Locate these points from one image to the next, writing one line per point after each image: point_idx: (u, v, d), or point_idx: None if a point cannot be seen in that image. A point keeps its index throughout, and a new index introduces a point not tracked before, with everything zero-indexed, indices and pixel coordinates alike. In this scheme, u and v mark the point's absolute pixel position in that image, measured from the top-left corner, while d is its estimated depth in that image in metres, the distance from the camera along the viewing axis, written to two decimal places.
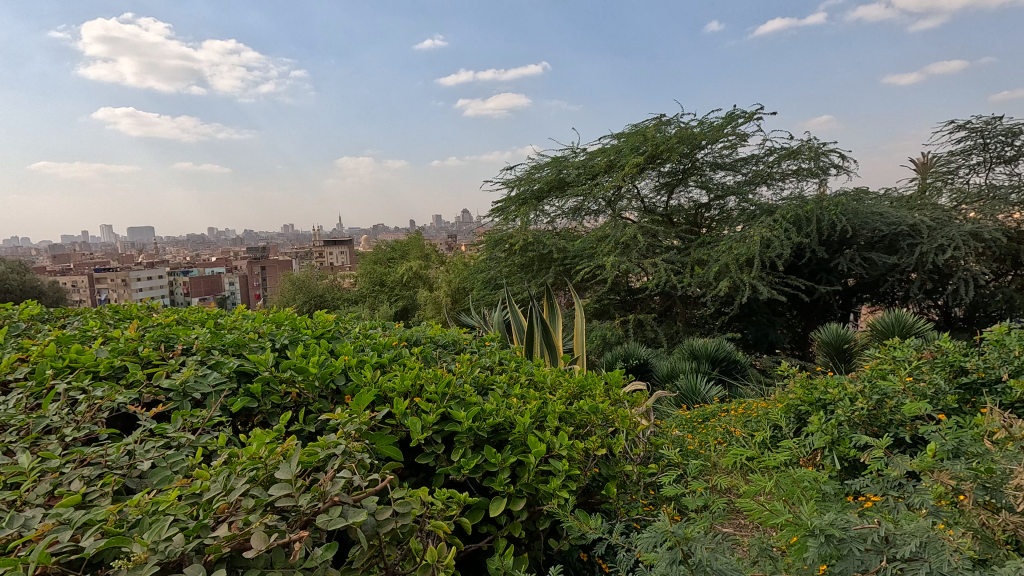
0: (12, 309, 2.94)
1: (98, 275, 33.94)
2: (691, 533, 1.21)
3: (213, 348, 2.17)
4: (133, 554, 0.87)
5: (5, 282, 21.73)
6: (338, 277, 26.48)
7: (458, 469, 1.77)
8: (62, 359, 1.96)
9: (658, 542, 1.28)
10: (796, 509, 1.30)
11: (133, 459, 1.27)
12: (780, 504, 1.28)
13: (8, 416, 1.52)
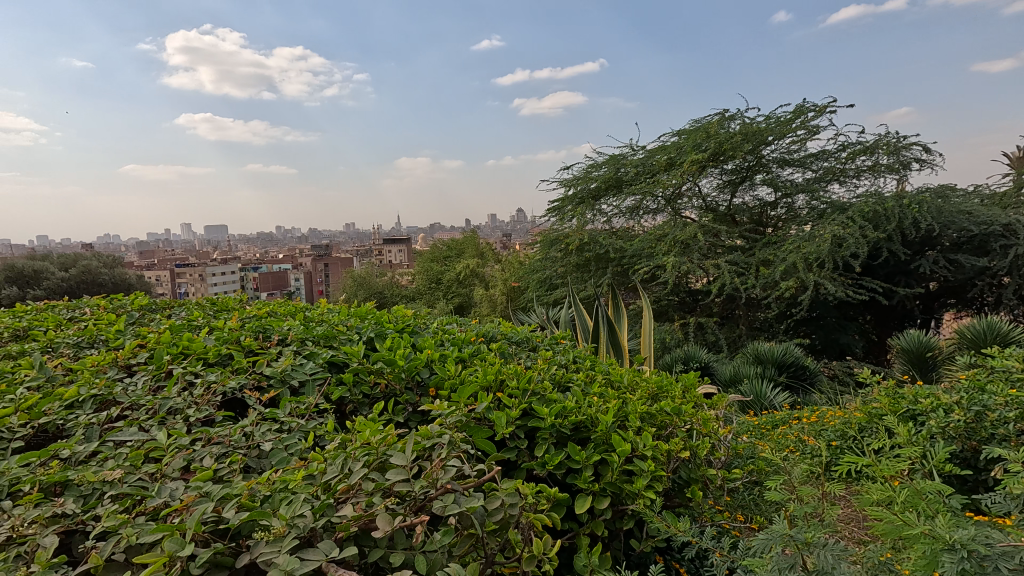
0: (120, 300, 3.21)
1: (178, 271, 36.41)
2: (813, 538, 1.16)
3: (306, 339, 2.28)
4: (273, 528, 0.94)
5: (98, 277, 23.82)
6: (396, 275, 27.25)
7: (543, 465, 1.77)
8: (176, 345, 2.12)
9: (772, 546, 1.24)
10: (929, 521, 1.23)
11: (253, 440, 1.36)
12: (911, 515, 1.22)
13: (138, 396, 1.66)
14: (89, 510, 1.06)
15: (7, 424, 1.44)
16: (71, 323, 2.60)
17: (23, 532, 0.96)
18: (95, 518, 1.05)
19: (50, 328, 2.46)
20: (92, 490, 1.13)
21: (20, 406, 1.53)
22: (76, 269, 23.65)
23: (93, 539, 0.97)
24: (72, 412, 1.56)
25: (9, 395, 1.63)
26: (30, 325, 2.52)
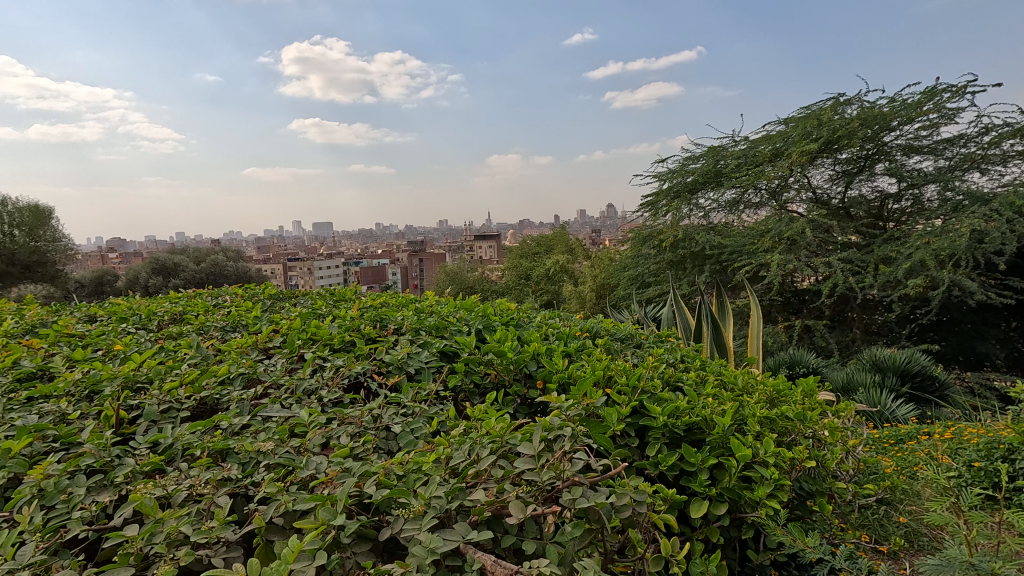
0: (251, 290, 3.53)
1: (290, 265, 39.63)
2: (1000, 568, 1.12)
3: (419, 329, 2.38)
4: (413, 506, 0.98)
5: (223, 270, 26.54)
6: (486, 270, 27.82)
7: (656, 465, 1.71)
8: (305, 332, 2.30)
9: (945, 570, 1.20)
10: None
11: (382, 422, 1.44)
12: None
13: (278, 376, 1.81)
14: (249, 476, 1.17)
15: (176, 395, 1.63)
16: (216, 309, 2.91)
17: (200, 491, 1.08)
18: (254, 484, 1.15)
19: (200, 313, 2.76)
20: (249, 459, 1.25)
21: (185, 380, 1.72)
22: (206, 263, 26.54)
23: (255, 503, 1.08)
24: (226, 387, 1.73)
25: (174, 371, 1.85)
26: (183, 310, 2.84)
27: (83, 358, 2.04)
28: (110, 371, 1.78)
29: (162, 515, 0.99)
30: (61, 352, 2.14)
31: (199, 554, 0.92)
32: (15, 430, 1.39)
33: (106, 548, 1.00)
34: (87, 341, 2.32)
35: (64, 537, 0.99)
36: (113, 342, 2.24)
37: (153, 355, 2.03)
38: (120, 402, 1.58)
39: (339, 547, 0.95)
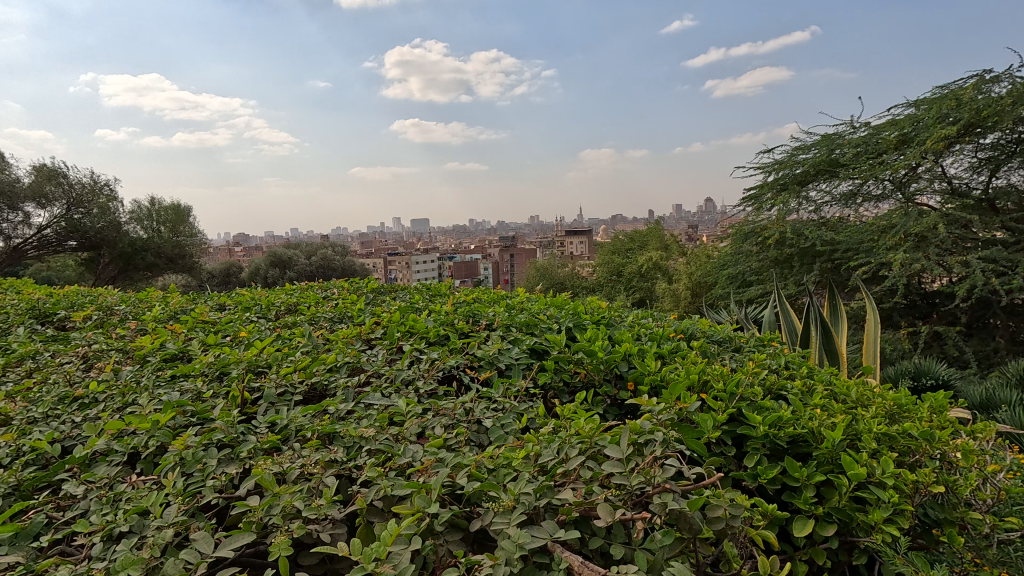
0: (355, 284, 3.77)
1: (390, 259, 41.80)
2: None
3: (510, 325, 2.42)
4: (503, 500, 1.01)
5: (330, 264, 28.52)
6: (576, 266, 27.60)
7: (754, 477, 1.61)
8: (403, 325, 2.42)
9: None
10: None
11: (474, 416, 1.49)
12: None
13: (379, 365, 1.93)
14: (352, 459, 1.26)
15: (290, 380, 1.79)
16: (326, 301, 3.14)
17: (310, 470, 1.18)
18: (357, 467, 1.24)
19: (311, 304, 3.00)
20: (353, 443, 1.34)
21: (298, 367, 1.88)
22: (316, 257, 28.71)
23: (358, 485, 1.16)
24: (333, 374, 1.87)
25: (290, 358, 2.03)
26: (297, 302, 3.10)
27: (215, 342, 2.30)
28: (237, 355, 1.99)
29: (278, 490, 1.09)
30: (198, 336, 2.42)
31: (309, 528, 1.00)
32: (162, 404, 1.60)
33: (232, 515, 1.12)
34: (218, 328, 2.60)
35: (199, 502, 1.12)
36: (239, 329, 2.49)
37: (272, 342, 2.23)
38: (245, 383, 1.75)
39: (433, 533, 0.99)
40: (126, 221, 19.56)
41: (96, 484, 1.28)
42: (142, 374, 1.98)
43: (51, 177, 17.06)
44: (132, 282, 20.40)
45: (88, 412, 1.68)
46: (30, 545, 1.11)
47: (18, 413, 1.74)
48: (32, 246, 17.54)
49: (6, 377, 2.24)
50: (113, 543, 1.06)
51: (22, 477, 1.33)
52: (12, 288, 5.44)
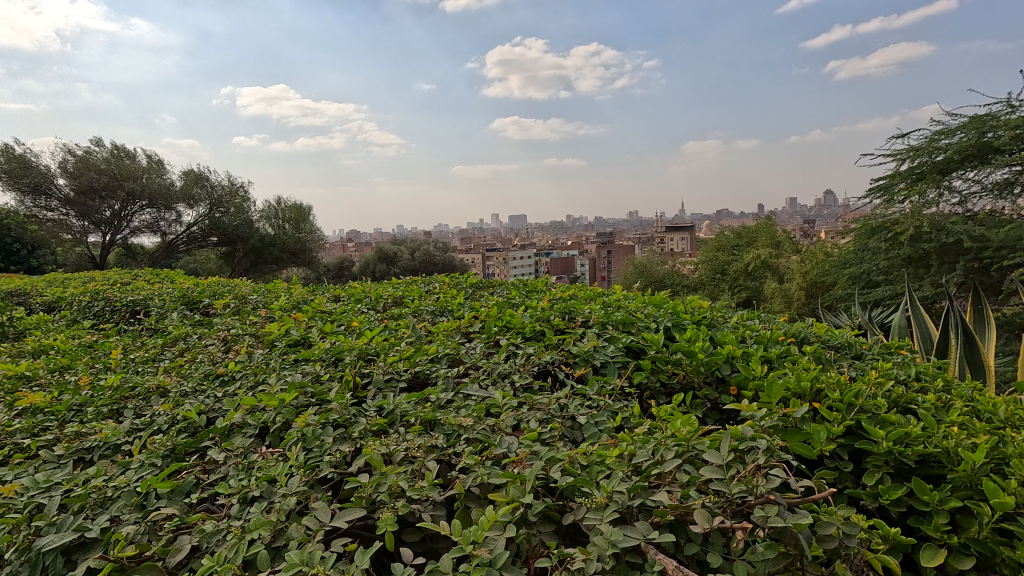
0: (456, 279, 3.92)
1: (488, 255, 42.76)
2: None
3: (606, 322, 2.40)
4: (596, 497, 1.02)
5: (432, 259, 29.83)
6: (677, 263, 26.60)
7: (874, 496, 1.47)
8: (500, 320, 2.49)
9: None
10: None
11: (568, 411, 1.50)
12: None
13: (477, 358, 2.00)
14: (451, 446, 1.32)
15: (396, 368, 1.91)
16: (429, 295, 3.31)
17: (413, 453, 1.26)
18: (455, 454, 1.30)
19: (415, 297, 3.17)
20: (453, 431, 1.41)
21: (403, 356, 2.01)
22: (420, 253, 30.17)
23: (456, 471, 1.21)
24: (434, 365, 1.97)
25: (395, 347, 2.16)
26: (402, 295, 3.29)
27: (331, 331, 2.51)
28: (350, 344, 2.16)
29: (386, 470, 1.17)
30: (316, 325, 2.66)
31: (413, 507, 1.07)
32: (287, 385, 1.78)
33: (345, 489, 1.22)
34: (333, 317, 2.83)
35: (317, 475, 1.24)
36: (351, 319, 2.70)
37: (380, 332, 2.39)
38: (356, 369, 1.90)
39: (527, 523, 1.02)
40: (257, 219, 21.81)
41: (233, 452, 1.46)
42: (270, 357, 2.22)
43: (198, 180, 19.44)
44: (262, 274, 22.69)
45: (227, 389, 1.92)
46: (183, 500, 1.29)
47: (173, 386, 2.02)
48: (183, 242, 20.12)
49: (164, 355, 2.61)
50: (247, 505, 1.20)
51: (177, 441, 1.55)
52: (169, 278, 6.29)
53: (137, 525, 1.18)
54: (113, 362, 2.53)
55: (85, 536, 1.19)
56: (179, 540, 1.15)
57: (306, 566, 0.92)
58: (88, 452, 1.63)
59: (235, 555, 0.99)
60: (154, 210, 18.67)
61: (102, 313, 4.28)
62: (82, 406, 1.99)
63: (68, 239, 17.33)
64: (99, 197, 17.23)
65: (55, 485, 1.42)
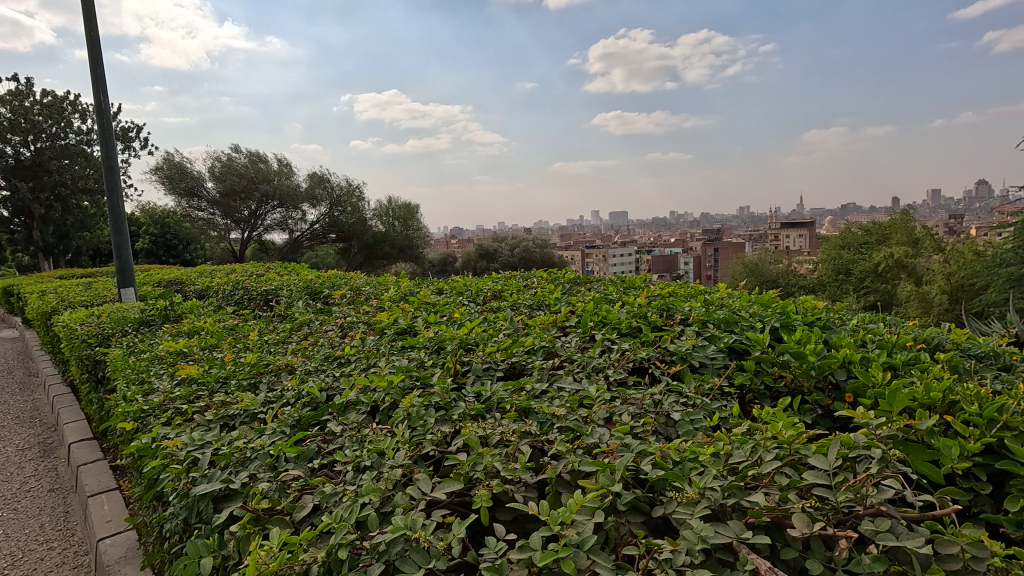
0: (553, 274, 3.97)
1: (588, 252, 42.32)
2: None
3: (707, 320, 2.31)
4: (687, 492, 1.01)
5: (532, 255, 30.26)
6: (793, 262, 24.76)
7: (1018, 525, 1.28)
8: (596, 315, 2.49)
9: None
10: None
11: (662, 408, 1.48)
12: None
13: (571, 352, 2.03)
14: (544, 434, 1.37)
15: (494, 358, 1.99)
16: (527, 289, 3.39)
17: (508, 437, 1.32)
18: (548, 441, 1.34)
19: (513, 291, 3.26)
20: (546, 419, 1.45)
21: (501, 347, 2.08)
22: (520, 250, 30.63)
23: (548, 457, 1.26)
24: (530, 356, 2.02)
25: (493, 338, 2.25)
26: (501, 288, 3.39)
27: (434, 321, 2.66)
28: (452, 333, 2.29)
29: (482, 450, 1.25)
30: (422, 315, 2.83)
31: (506, 487, 1.13)
32: (395, 368, 1.93)
33: (445, 466, 1.31)
34: (437, 308, 3.00)
35: (420, 451, 1.35)
36: (453, 311, 2.84)
37: (479, 323, 2.50)
38: (457, 357, 2.01)
39: (616, 511, 1.04)
40: (370, 217, 23.37)
41: (348, 425, 1.61)
42: (380, 343, 2.40)
43: (320, 182, 21.22)
44: (373, 269, 24.28)
45: (344, 369, 2.12)
46: (307, 464, 1.45)
47: (299, 365, 2.26)
48: (307, 238, 21.95)
49: (292, 338, 2.92)
50: (360, 473, 1.33)
51: (303, 413, 1.74)
52: (296, 270, 6.96)
53: (270, 482, 1.36)
54: (251, 343, 2.88)
55: (230, 488, 1.38)
56: (303, 499, 1.30)
57: (409, 530, 1.01)
58: (231, 418, 1.89)
59: (349, 514, 1.11)
60: (283, 209, 20.59)
61: (241, 301, 4.85)
62: (226, 378, 2.30)
63: (214, 235, 19.94)
64: (240, 199, 19.48)
65: (207, 444, 1.67)
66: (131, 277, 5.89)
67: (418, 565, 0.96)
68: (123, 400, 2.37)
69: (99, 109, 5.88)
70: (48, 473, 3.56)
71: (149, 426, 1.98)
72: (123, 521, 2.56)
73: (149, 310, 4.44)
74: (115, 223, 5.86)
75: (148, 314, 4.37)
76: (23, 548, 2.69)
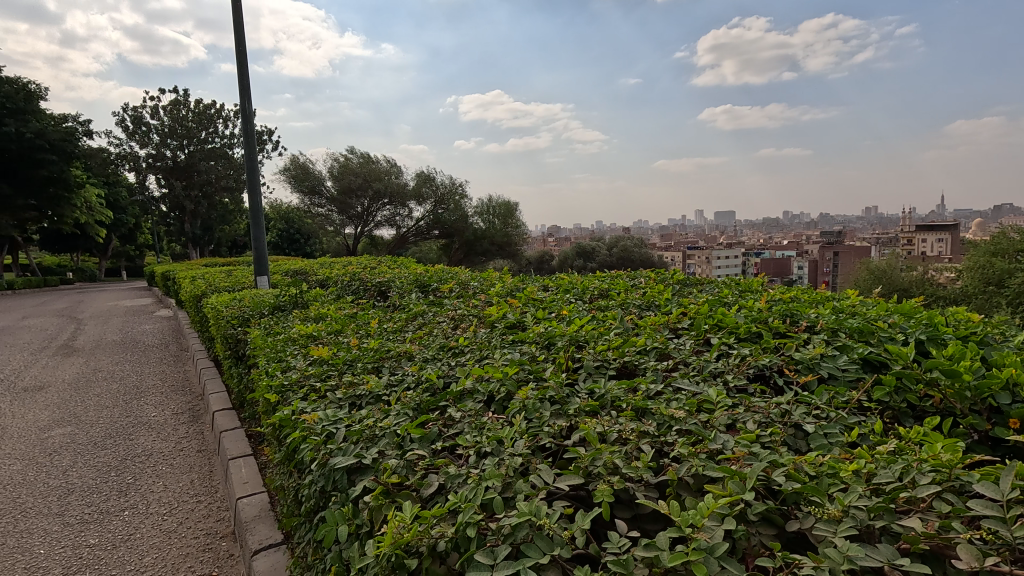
0: (662, 275, 3.86)
1: (690, 253, 40.35)
2: None
3: (837, 329, 2.14)
4: (828, 508, 0.96)
5: (631, 255, 29.60)
6: (931, 269, 22.06)
7: None
8: (711, 317, 2.40)
9: None
10: None
11: (791, 419, 1.40)
12: None
13: (685, 355, 1.97)
14: (663, 435, 1.34)
15: (605, 356, 1.99)
16: (635, 289, 3.33)
17: (627, 436, 1.31)
18: (668, 444, 1.32)
19: (621, 291, 3.21)
20: (664, 421, 1.42)
21: (612, 346, 2.07)
22: (618, 250, 30.07)
23: (669, 458, 1.24)
24: (642, 357, 1.99)
25: (604, 337, 2.25)
26: (608, 288, 3.36)
27: (543, 317, 2.70)
28: (562, 330, 2.31)
29: (601, 446, 1.25)
30: (530, 311, 2.88)
31: (628, 485, 1.13)
32: (508, 361, 1.99)
33: (563, 459, 1.33)
34: (545, 305, 3.04)
35: (538, 442, 1.38)
36: (561, 308, 2.86)
37: (589, 321, 2.50)
38: (568, 353, 2.03)
39: (747, 521, 1.00)
40: (471, 214, 24.15)
41: (466, 413, 1.69)
42: (492, 336, 2.48)
43: (426, 181, 22.26)
44: (473, 265, 25.06)
45: (459, 359, 2.22)
46: (430, 445, 1.54)
47: (417, 353, 2.41)
48: (413, 234, 23.11)
49: (408, 327, 3.10)
50: (481, 458, 1.39)
51: (423, 398, 1.84)
52: (405, 264, 7.35)
53: (398, 460, 1.46)
54: (372, 330, 3.09)
55: (362, 461, 1.49)
56: (429, 477, 1.39)
57: (534, 517, 1.05)
58: (358, 398, 2.05)
59: (474, 495, 1.16)
60: (392, 206, 21.78)
61: (358, 291, 5.22)
62: (352, 361, 2.49)
63: (332, 230, 21.91)
64: (355, 196, 20.98)
65: (339, 420, 1.82)
66: (265, 265, 6.53)
67: (543, 551, 0.99)
68: (265, 375, 2.64)
69: (244, 114, 6.58)
70: (196, 436, 4.07)
71: (288, 401, 2.19)
72: (257, 484, 2.87)
73: (281, 296, 4.91)
74: (254, 217, 6.54)
75: (281, 299, 4.83)
76: (178, 499, 3.10)
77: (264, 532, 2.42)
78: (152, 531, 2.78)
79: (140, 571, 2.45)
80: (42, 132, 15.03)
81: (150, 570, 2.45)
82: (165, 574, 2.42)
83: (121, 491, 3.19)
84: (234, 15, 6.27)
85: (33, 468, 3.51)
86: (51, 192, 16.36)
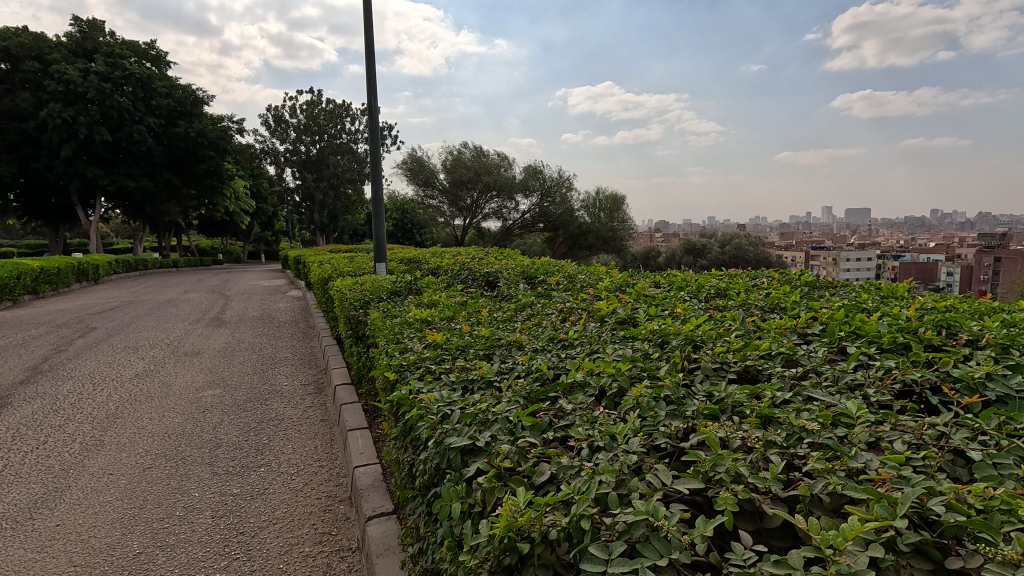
0: (787, 275, 3.58)
1: (814, 253, 36.72)
2: None
3: (1010, 345, 1.85)
4: (1004, 550, 0.84)
5: (745, 252, 27.69)
6: None
7: None
8: (848, 324, 2.18)
9: None
10: None
11: (949, 443, 1.23)
12: None
13: (818, 363, 1.80)
14: (792, 447, 1.25)
15: (725, 359, 1.88)
16: (756, 289, 3.12)
17: (752, 444, 1.24)
18: (798, 456, 1.23)
19: (741, 291, 3.02)
20: (793, 431, 1.32)
21: (733, 348, 1.97)
22: (732, 247, 28.32)
23: (800, 473, 1.15)
24: (767, 361, 1.86)
25: (723, 338, 2.12)
26: (726, 287, 3.18)
27: (656, 314, 2.61)
28: (676, 328, 2.23)
29: (723, 452, 1.19)
30: (642, 307, 2.80)
31: (752, 496, 1.06)
32: (620, 357, 1.96)
33: (680, 461, 1.29)
34: (657, 301, 2.94)
35: (654, 442, 1.34)
36: (675, 305, 2.76)
37: (706, 321, 2.38)
38: (684, 353, 1.94)
39: (896, 551, 0.90)
40: (577, 208, 23.99)
41: (578, 405, 1.70)
42: (602, 330, 2.46)
43: (534, 174, 22.46)
44: (576, 259, 24.93)
45: (569, 352, 2.21)
46: (541, 435, 1.56)
47: (527, 342, 2.45)
48: (518, 227, 23.48)
49: (517, 317, 3.16)
50: (594, 453, 1.37)
51: (533, 388, 1.85)
52: (511, 255, 7.46)
53: (511, 446, 1.49)
54: (482, 318, 3.18)
55: (476, 444, 1.54)
56: (540, 466, 1.40)
57: (652, 517, 1.03)
58: (470, 382, 2.12)
59: (588, 489, 1.16)
60: (500, 199, 22.30)
61: (468, 280, 5.38)
62: (464, 348, 2.58)
63: (442, 221, 22.92)
64: (466, 188, 21.79)
65: (452, 402, 1.89)
66: (384, 253, 6.91)
67: (660, 553, 0.96)
68: (385, 353, 2.81)
69: (371, 111, 7.04)
70: (320, 406, 4.48)
71: (406, 380, 2.31)
72: (372, 456, 3.09)
73: (398, 282, 5.20)
74: (374, 207, 6.96)
75: (397, 285, 5.11)
76: (304, 462, 3.43)
77: (377, 500, 2.60)
78: (282, 488, 3.10)
79: (273, 522, 2.74)
80: (203, 131, 17.20)
81: (280, 523, 2.73)
82: (294, 528, 2.69)
83: (257, 450, 3.60)
84: (365, 19, 6.73)
85: (190, 422, 4.05)
86: (209, 183, 18.65)
